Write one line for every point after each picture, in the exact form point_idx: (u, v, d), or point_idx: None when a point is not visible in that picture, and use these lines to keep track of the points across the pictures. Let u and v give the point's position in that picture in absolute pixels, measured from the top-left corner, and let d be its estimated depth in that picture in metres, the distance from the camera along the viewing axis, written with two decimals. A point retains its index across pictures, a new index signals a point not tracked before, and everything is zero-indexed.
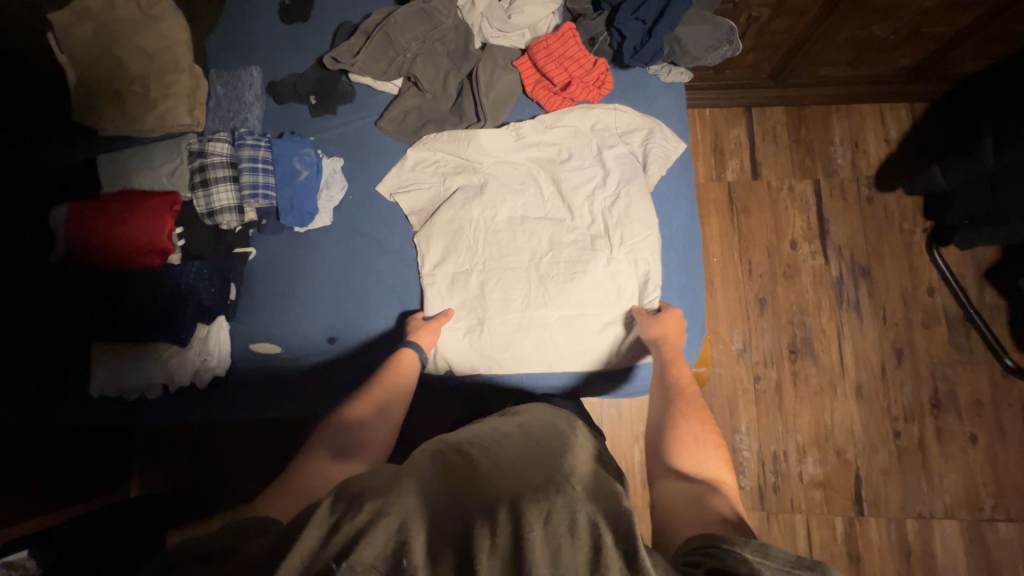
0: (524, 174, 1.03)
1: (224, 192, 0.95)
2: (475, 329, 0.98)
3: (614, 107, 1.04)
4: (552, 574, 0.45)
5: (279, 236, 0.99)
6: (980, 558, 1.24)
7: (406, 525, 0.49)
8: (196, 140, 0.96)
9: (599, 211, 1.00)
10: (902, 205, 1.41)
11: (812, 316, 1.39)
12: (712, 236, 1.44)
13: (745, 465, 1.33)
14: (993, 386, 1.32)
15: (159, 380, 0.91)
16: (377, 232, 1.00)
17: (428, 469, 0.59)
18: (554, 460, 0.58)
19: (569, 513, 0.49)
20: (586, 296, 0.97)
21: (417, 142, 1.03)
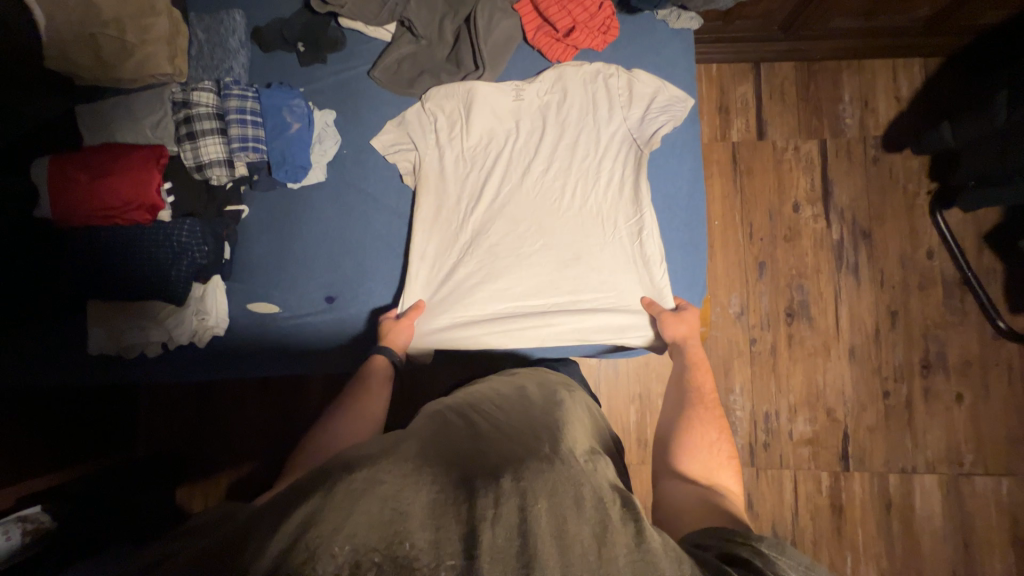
0: (514, 151, 1.00)
1: (212, 145, 0.91)
2: (460, 317, 0.95)
3: (610, 74, 0.97)
4: (556, 543, 0.47)
5: (274, 191, 0.97)
6: (956, 508, 1.31)
7: (406, 492, 0.51)
8: (180, 90, 0.92)
9: (593, 192, 0.98)
10: (907, 165, 1.38)
11: (810, 279, 1.39)
12: (713, 198, 1.42)
13: (737, 424, 1.36)
14: (983, 347, 1.34)
15: (158, 339, 0.90)
16: (373, 190, 0.98)
17: (434, 437, 0.63)
18: (556, 440, 0.64)
19: (574, 489, 0.54)
20: (582, 283, 0.95)
21: (413, 93, 0.99)
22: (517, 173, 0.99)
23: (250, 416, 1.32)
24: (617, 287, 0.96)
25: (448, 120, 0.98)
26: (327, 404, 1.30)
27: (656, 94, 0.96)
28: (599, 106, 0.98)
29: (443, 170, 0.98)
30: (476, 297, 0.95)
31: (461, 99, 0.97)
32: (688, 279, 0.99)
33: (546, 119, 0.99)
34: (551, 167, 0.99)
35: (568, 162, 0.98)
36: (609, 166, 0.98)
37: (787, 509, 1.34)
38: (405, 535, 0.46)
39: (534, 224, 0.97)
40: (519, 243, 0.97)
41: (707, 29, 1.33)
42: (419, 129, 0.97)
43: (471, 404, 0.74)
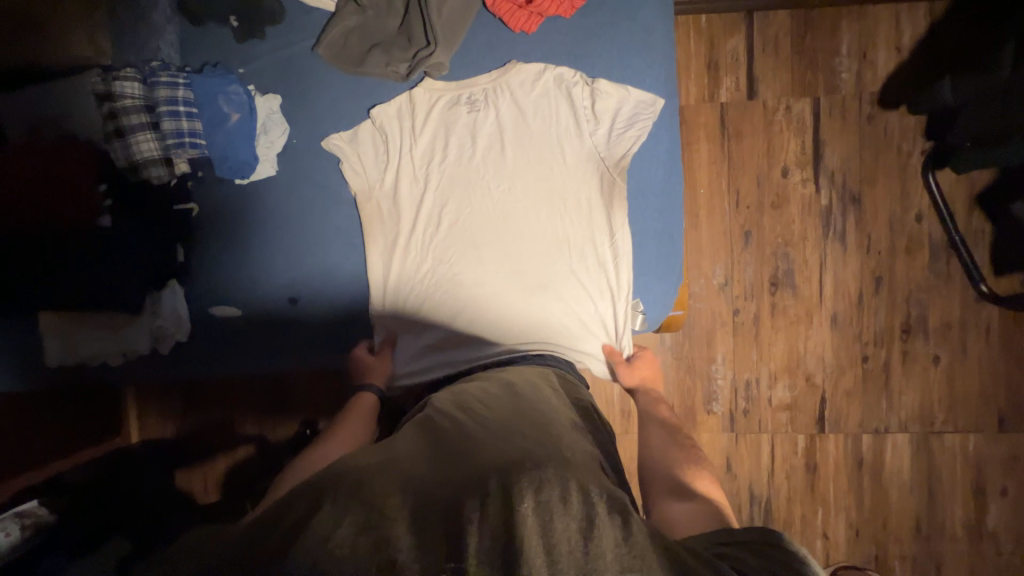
0: (471, 167, 0.91)
1: (145, 142, 0.85)
2: (427, 348, 0.92)
3: (571, 74, 0.89)
4: (542, 542, 0.48)
5: (221, 188, 0.91)
6: (924, 463, 1.36)
7: (391, 500, 0.51)
8: (100, 79, 0.83)
9: (558, 210, 0.91)
10: (903, 123, 1.31)
11: (795, 247, 1.36)
12: (699, 165, 1.36)
13: (718, 393, 1.39)
14: (963, 310, 1.34)
15: (119, 349, 0.88)
16: (330, 181, 0.92)
17: (423, 442, 0.62)
18: (544, 437, 0.63)
19: (561, 485, 0.54)
20: (548, 307, 0.91)
21: (362, 72, 0.89)
22: (476, 192, 0.91)
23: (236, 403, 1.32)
24: (585, 316, 0.92)
25: (401, 134, 0.91)
26: (311, 389, 1.30)
27: (624, 106, 0.88)
28: (563, 116, 0.90)
29: (398, 193, 0.92)
30: (438, 331, 0.92)
31: (414, 115, 0.91)
32: (664, 268, 0.93)
33: (506, 132, 0.90)
34: (513, 187, 0.91)
35: (532, 179, 0.90)
36: (575, 180, 0.91)
37: (763, 470, 1.39)
38: (392, 540, 0.47)
39: (496, 248, 0.91)
40: (481, 272, 0.91)
41: None
42: (369, 142, 0.91)
43: (454, 402, 0.73)
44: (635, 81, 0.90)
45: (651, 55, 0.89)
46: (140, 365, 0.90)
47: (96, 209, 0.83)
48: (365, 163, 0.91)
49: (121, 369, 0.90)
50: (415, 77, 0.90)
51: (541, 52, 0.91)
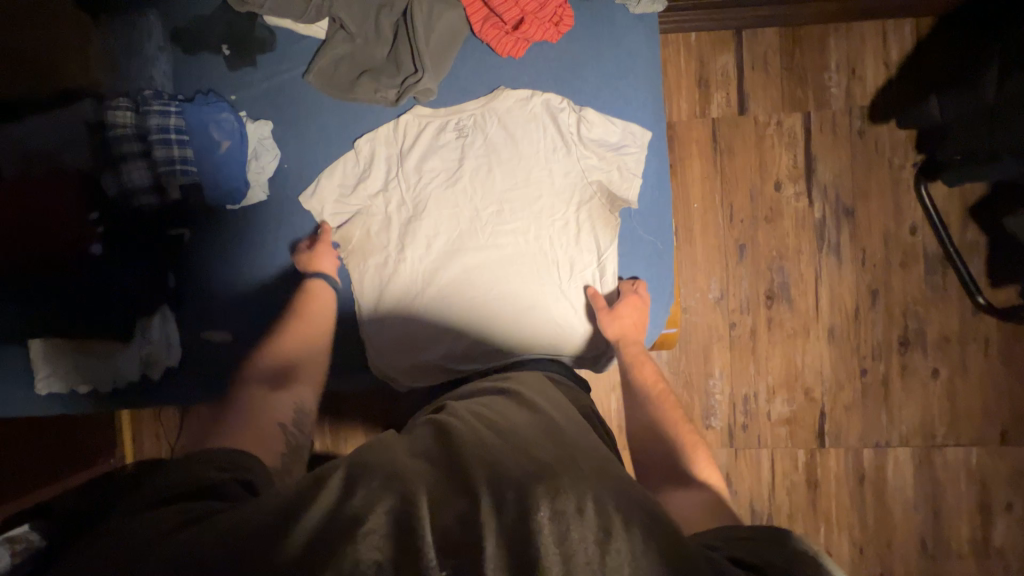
0: (460, 188, 0.91)
1: (136, 172, 0.88)
2: (419, 369, 0.90)
3: (555, 98, 0.90)
4: (559, 553, 0.46)
5: (209, 214, 0.91)
6: (927, 478, 1.34)
7: (415, 494, 0.49)
8: (94, 109, 0.88)
9: (547, 229, 0.90)
10: (894, 138, 1.32)
11: (790, 261, 1.36)
12: (692, 180, 1.37)
13: (717, 408, 1.38)
14: (961, 323, 1.33)
15: (107, 376, 0.88)
16: (311, 207, 0.91)
17: (434, 442, 0.60)
18: (558, 450, 0.59)
19: (578, 494, 0.52)
20: (539, 326, 0.90)
21: (352, 98, 0.90)
22: (464, 212, 0.90)
23: None
24: (575, 337, 0.91)
25: (388, 159, 0.91)
26: None
27: (611, 134, 0.89)
28: (551, 140, 0.90)
29: (386, 214, 0.91)
30: (430, 353, 0.90)
31: (402, 140, 0.91)
32: (657, 290, 0.93)
33: (495, 154, 0.91)
34: (502, 208, 0.90)
35: (520, 199, 0.90)
36: (562, 201, 0.90)
37: (764, 486, 1.37)
38: (410, 541, 0.45)
39: (486, 267, 0.90)
40: (470, 293, 0.89)
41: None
42: (354, 169, 0.91)
43: (470, 410, 0.69)
44: (621, 104, 0.91)
45: (637, 79, 0.90)
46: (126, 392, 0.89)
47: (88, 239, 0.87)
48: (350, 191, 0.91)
49: (112, 397, 0.89)
50: (403, 103, 0.91)
51: (527, 78, 0.92)
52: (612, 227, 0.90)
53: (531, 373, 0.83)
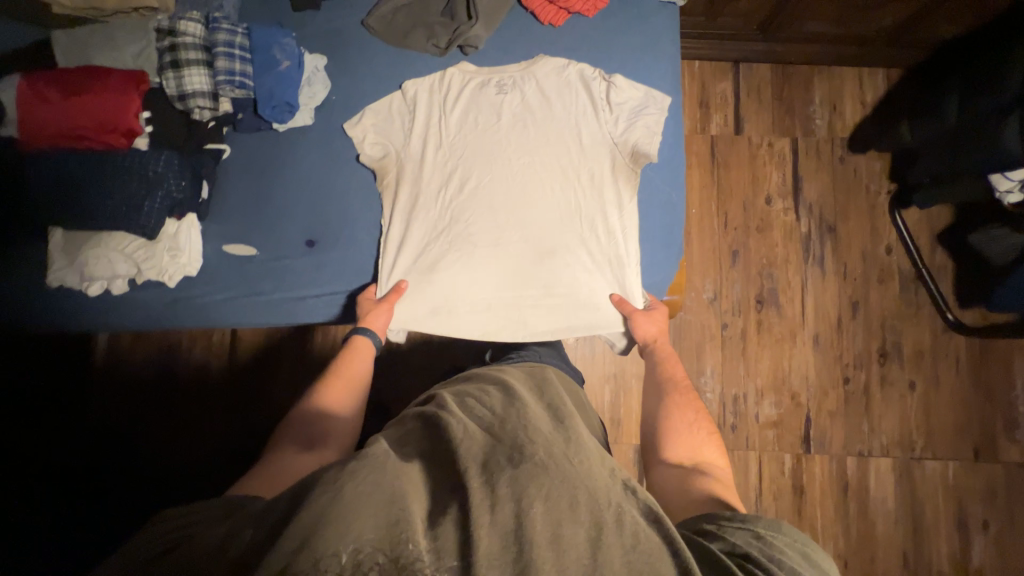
0: (494, 141, 0.98)
1: (197, 77, 0.89)
2: (440, 308, 0.95)
3: (586, 69, 1.00)
4: (553, 542, 0.45)
5: (258, 133, 0.96)
6: (907, 491, 1.37)
7: (409, 492, 0.47)
8: (166, 18, 0.89)
9: (571, 186, 0.98)
10: (870, 166, 1.47)
11: (779, 268, 1.45)
12: (692, 187, 1.48)
13: (707, 406, 1.40)
14: (934, 339, 1.42)
15: (125, 273, 0.87)
16: (353, 136, 0.96)
17: (426, 442, 0.57)
18: (547, 439, 0.55)
19: (571, 489, 0.49)
20: (557, 275, 0.96)
21: (405, 44, 1.01)
22: (496, 164, 0.98)
23: (209, 389, 1.31)
24: (592, 286, 0.97)
25: (431, 107, 0.99)
26: (300, 373, 1.31)
27: (636, 100, 0.98)
28: (583, 105, 1.00)
29: (423, 157, 0.98)
30: (451, 290, 0.95)
31: (446, 91, 0.99)
32: (666, 238, 1.00)
33: (530, 113, 0.99)
34: (533, 164, 0.98)
35: (550, 155, 0.98)
36: (589, 160, 0.98)
37: (751, 490, 1.37)
38: (410, 538, 0.43)
39: (512, 215, 0.97)
40: (495, 239, 0.96)
41: (690, 25, 1.40)
42: (396, 110, 0.98)
43: (455, 398, 0.68)
44: (644, 77, 1.01)
45: (661, 57, 1.01)
46: (144, 287, 0.91)
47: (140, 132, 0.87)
48: (389, 130, 0.98)
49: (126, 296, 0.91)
50: (451, 53, 1.02)
51: (561, 52, 1.02)
52: (633, 181, 0.98)
53: (527, 363, 0.86)
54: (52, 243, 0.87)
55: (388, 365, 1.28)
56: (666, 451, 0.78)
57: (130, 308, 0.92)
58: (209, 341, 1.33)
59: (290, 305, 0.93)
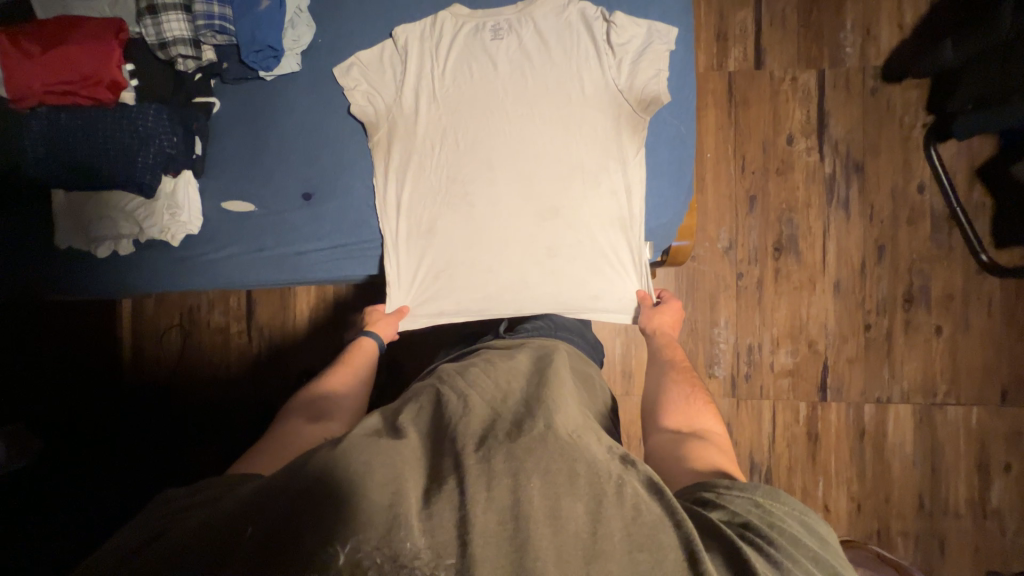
0: (490, 93, 0.94)
1: (175, 23, 0.86)
2: (440, 270, 0.95)
3: (588, 9, 0.94)
4: (551, 520, 0.48)
5: (245, 83, 0.95)
6: (926, 435, 1.35)
7: (405, 472, 0.51)
8: None
9: (572, 140, 0.93)
10: (905, 96, 1.35)
11: (799, 213, 1.38)
12: (707, 129, 1.39)
13: (720, 357, 1.38)
14: (965, 281, 1.35)
15: (129, 234, 0.88)
16: (338, 74, 0.94)
17: (427, 423, 0.60)
18: (550, 414, 0.58)
19: (569, 463, 0.53)
20: (559, 237, 0.94)
21: None
22: (493, 119, 0.94)
23: (230, 350, 1.35)
24: (597, 244, 0.94)
25: (422, 54, 0.95)
26: (312, 331, 1.34)
27: (640, 38, 0.92)
28: (584, 48, 0.94)
29: (416, 113, 0.95)
30: (449, 252, 0.95)
31: (438, 36, 0.95)
32: (677, 173, 0.96)
33: (527, 58, 0.94)
34: (532, 114, 0.93)
35: (549, 106, 0.93)
36: (592, 110, 0.93)
37: (764, 437, 1.37)
38: (404, 522, 0.46)
39: (511, 174, 0.94)
40: (493, 200, 0.94)
41: None
42: (387, 59, 0.96)
43: (460, 372, 0.71)
44: (645, 6, 0.95)
45: None
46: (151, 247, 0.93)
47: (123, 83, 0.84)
48: (379, 80, 0.95)
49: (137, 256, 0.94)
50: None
51: None
52: (641, 130, 0.92)
53: (526, 337, 0.86)
54: (56, 211, 0.89)
55: None
56: (664, 419, 0.76)
57: (141, 268, 0.94)
58: (226, 304, 1.35)
59: (294, 261, 0.94)
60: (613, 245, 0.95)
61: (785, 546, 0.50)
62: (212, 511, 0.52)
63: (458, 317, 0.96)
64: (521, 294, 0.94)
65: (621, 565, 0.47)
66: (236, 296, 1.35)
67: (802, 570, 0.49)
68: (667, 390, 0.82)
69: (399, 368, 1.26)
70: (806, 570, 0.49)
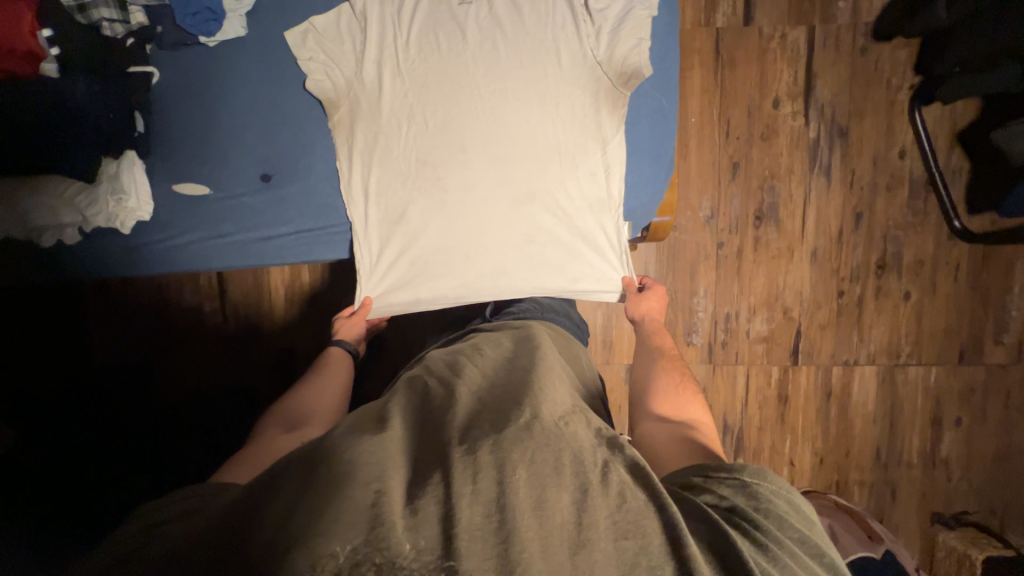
0: (462, 63, 0.89)
1: None
2: (416, 259, 0.92)
3: None
4: (536, 510, 0.48)
5: (182, 49, 0.86)
6: (887, 394, 1.42)
7: (388, 468, 0.50)
8: None
9: (549, 116, 0.89)
10: (894, 56, 1.31)
11: (782, 180, 1.36)
12: (692, 92, 1.33)
13: (699, 325, 1.41)
14: (936, 247, 1.37)
15: (74, 223, 0.85)
16: (290, 41, 0.86)
17: (412, 420, 0.60)
18: (535, 403, 0.59)
19: (555, 451, 0.53)
20: (537, 221, 0.91)
21: None
22: (465, 92, 0.89)
23: (205, 328, 1.30)
24: (576, 227, 0.93)
25: (383, 21, 0.89)
26: (290, 310, 1.31)
27: (620, 3, 0.88)
28: (561, 15, 0.89)
29: (380, 89, 0.89)
30: (423, 238, 0.91)
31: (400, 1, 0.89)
32: (657, 147, 0.95)
33: (499, 28, 0.89)
34: (506, 88, 0.89)
35: (523, 79, 0.89)
36: (570, 84, 0.89)
37: (738, 401, 1.43)
38: (386, 521, 0.45)
39: (486, 152, 0.90)
40: (469, 179, 0.90)
41: None
42: (344, 27, 0.89)
43: (449, 367, 0.72)
44: None
45: None
46: (98, 240, 0.87)
47: (42, 54, 0.78)
48: (338, 51, 0.88)
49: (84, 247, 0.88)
50: None
51: None
52: (622, 104, 0.89)
53: (505, 326, 0.86)
54: None
55: None
56: (655, 406, 0.78)
57: (95, 258, 0.89)
58: (195, 284, 1.29)
59: (257, 248, 0.91)
60: (592, 228, 0.94)
61: (773, 530, 0.51)
62: (186, 526, 0.52)
63: (436, 305, 0.94)
64: (499, 280, 0.92)
65: (607, 554, 0.47)
66: (206, 274, 1.29)
67: (790, 553, 0.50)
68: (657, 377, 0.83)
69: (380, 346, 1.25)
70: (793, 553, 0.50)
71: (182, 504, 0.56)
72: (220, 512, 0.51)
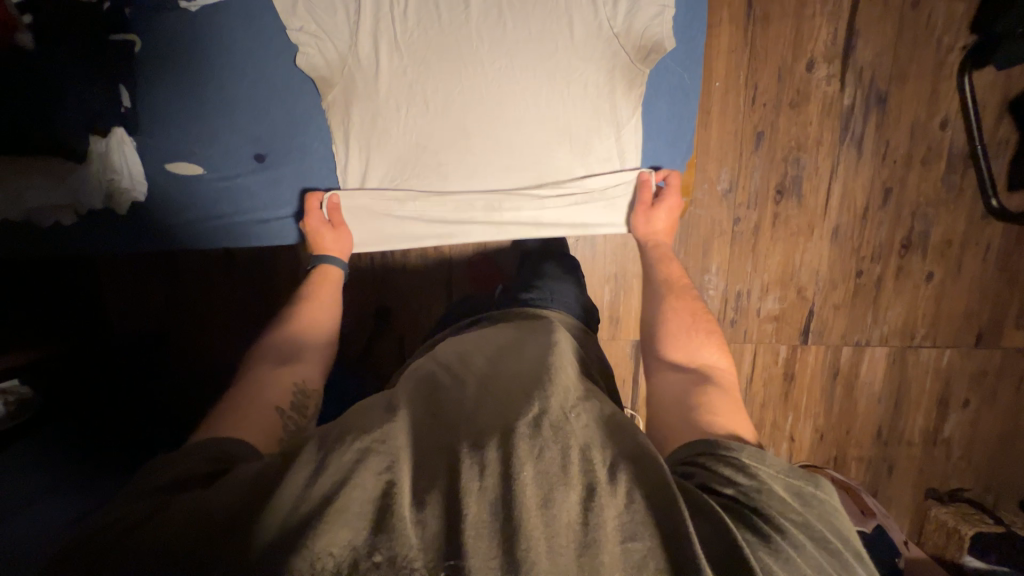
0: (466, 35, 0.83)
1: None
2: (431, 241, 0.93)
3: None
4: (541, 508, 0.48)
5: (157, 14, 0.80)
6: (896, 374, 1.41)
7: (400, 455, 0.52)
8: None
9: (557, 98, 0.85)
10: (949, 11, 1.18)
11: (808, 152, 1.27)
12: (718, 52, 1.22)
13: (709, 302, 1.38)
14: (968, 225, 1.30)
15: (66, 203, 0.83)
16: (280, 9, 0.81)
17: (421, 402, 0.61)
18: (544, 397, 0.59)
19: (561, 445, 0.53)
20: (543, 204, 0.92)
21: None
22: (470, 69, 0.84)
23: (214, 293, 1.32)
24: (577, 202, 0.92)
25: None
26: (295, 280, 1.31)
27: None
28: None
29: (378, 67, 0.84)
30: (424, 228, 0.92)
31: None
32: (676, 130, 0.91)
33: None
34: (513, 65, 0.84)
35: (531, 53, 0.84)
36: (582, 62, 0.84)
37: (742, 378, 1.43)
38: (398, 517, 0.46)
39: (491, 134, 0.87)
40: (471, 163, 0.89)
41: None
42: None
43: (458, 357, 0.73)
44: None
45: None
46: (92, 220, 0.86)
47: (15, 24, 0.74)
48: (331, 23, 0.82)
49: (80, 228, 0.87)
50: None
51: None
52: (637, 83, 0.86)
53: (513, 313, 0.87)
54: None
55: (384, 268, 1.25)
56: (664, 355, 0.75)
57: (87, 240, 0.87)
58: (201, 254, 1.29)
59: (256, 226, 0.90)
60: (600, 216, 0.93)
61: (776, 519, 0.49)
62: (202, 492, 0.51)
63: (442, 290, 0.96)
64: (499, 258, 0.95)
65: (613, 557, 0.46)
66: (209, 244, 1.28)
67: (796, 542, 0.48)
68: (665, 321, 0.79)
69: (387, 317, 1.26)
70: (797, 544, 0.48)
71: (179, 467, 0.54)
72: (230, 483, 0.52)
